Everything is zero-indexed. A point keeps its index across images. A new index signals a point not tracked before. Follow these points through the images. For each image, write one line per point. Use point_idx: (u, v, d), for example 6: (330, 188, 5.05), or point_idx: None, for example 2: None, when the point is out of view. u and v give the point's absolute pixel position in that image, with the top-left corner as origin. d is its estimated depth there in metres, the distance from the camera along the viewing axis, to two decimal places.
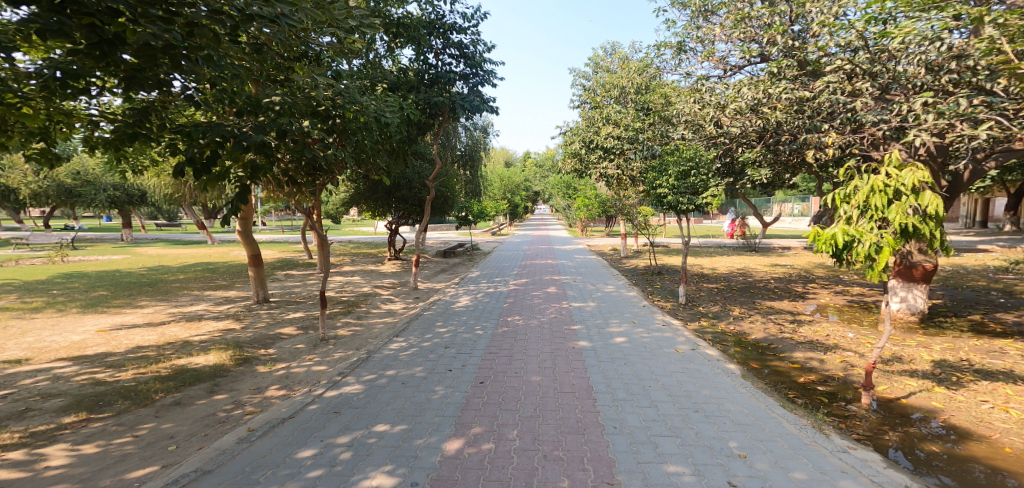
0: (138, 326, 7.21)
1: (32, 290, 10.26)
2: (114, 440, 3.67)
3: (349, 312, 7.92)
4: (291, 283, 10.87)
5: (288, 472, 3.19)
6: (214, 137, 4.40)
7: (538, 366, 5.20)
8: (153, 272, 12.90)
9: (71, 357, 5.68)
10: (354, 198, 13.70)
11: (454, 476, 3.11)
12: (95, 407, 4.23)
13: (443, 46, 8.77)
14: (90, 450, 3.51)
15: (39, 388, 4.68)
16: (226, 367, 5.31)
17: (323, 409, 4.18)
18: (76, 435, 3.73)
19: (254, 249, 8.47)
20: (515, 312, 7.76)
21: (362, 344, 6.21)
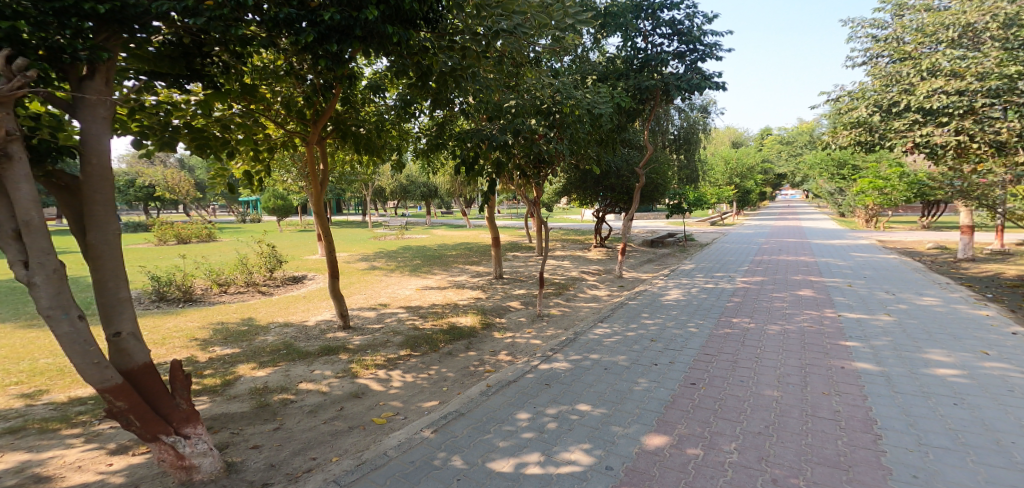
0: (433, 287, 9.48)
1: (384, 255, 14.60)
2: (420, 374, 4.91)
3: (560, 293, 8.57)
4: (517, 263, 12.36)
5: (509, 427, 3.67)
6: (477, 141, 5.37)
7: (775, 380, 4.48)
8: (438, 248, 16.57)
9: (406, 306, 7.88)
10: (565, 188, 14.60)
11: (650, 471, 3.05)
12: (415, 346, 5.73)
13: (653, 27, 8.31)
14: (408, 378, 4.79)
15: (393, 325, 6.67)
16: (477, 329, 6.47)
17: (538, 379, 4.66)
18: (404, 365, 5.15)
19: (497, 233, 9.85)
20: (773, 319, 6.59)
21: (569, 324, 6.66)
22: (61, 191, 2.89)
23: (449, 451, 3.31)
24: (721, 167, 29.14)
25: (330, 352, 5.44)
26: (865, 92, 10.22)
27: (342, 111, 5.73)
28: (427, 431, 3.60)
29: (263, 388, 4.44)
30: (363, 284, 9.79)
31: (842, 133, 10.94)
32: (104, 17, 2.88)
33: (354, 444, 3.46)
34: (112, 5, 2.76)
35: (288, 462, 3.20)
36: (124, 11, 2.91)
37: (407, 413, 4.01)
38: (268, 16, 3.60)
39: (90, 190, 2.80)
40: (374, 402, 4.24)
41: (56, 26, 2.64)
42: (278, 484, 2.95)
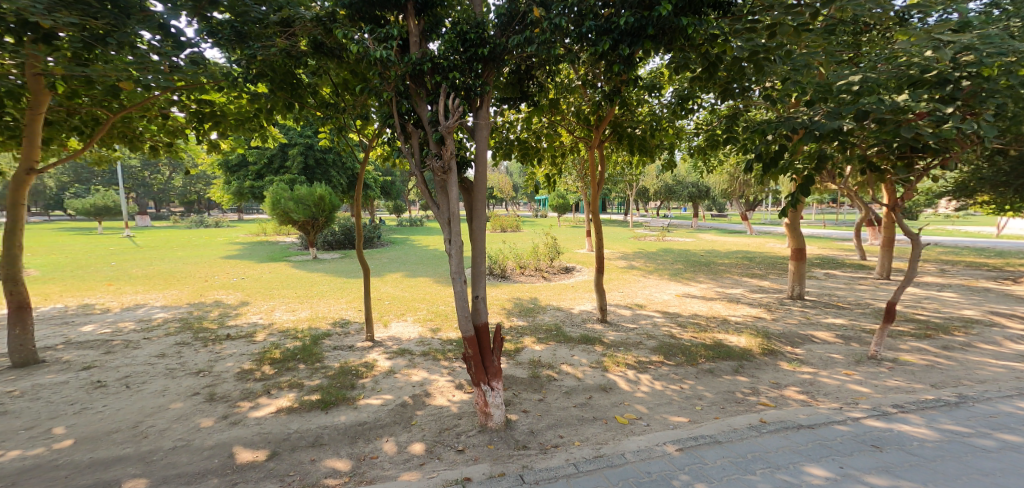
0: (696, 296, 8.76)
1: (646, 256, 14.37)
2: (670, 385, 4.65)
3: (925, 337, 6.23)
4: (833, 285, 9.93)
5: (788, 478, 3.04)
6: (782, 131, 4.29)
7: None
8: (708, 254, 15.18)
9: (663, 310, 7.59)
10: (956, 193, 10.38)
11: None
12: (669, 354, 5.46)
13: None
14: (658, 386, 4.60)
15: (647, 328, 6.52)
16: (753, 354, 5.58)
17: (855, 435, 3.60)
18: (655, 371, 4.97)
19: (799, 243, 8.34)
20: None
21: (941, 381, 4.76)
22: (467, 192, 4.19)
23: (694, 477, 3.02)
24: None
25: (587, 341, 5.77)
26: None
27: (618, 114, 5.90)
28: (673, 448, 3.38)
29: (537, 360, 5.09)
30: (620, 283, 9.94)
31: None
32: (487, 58, 3.86)
33: (597, 435, 3.57)
34: (489, 47, 3.72)
35: (543, 433, 3.57)
36: (492, 52, 3.85)
37: (650, 421, 3.86)
38: (573, 32, 3.98)
39: (478, 191, 3.94)
40: (620, 400, 4.27)
41: (468, 70, 3.74)
42: (532, 450, 3.32)
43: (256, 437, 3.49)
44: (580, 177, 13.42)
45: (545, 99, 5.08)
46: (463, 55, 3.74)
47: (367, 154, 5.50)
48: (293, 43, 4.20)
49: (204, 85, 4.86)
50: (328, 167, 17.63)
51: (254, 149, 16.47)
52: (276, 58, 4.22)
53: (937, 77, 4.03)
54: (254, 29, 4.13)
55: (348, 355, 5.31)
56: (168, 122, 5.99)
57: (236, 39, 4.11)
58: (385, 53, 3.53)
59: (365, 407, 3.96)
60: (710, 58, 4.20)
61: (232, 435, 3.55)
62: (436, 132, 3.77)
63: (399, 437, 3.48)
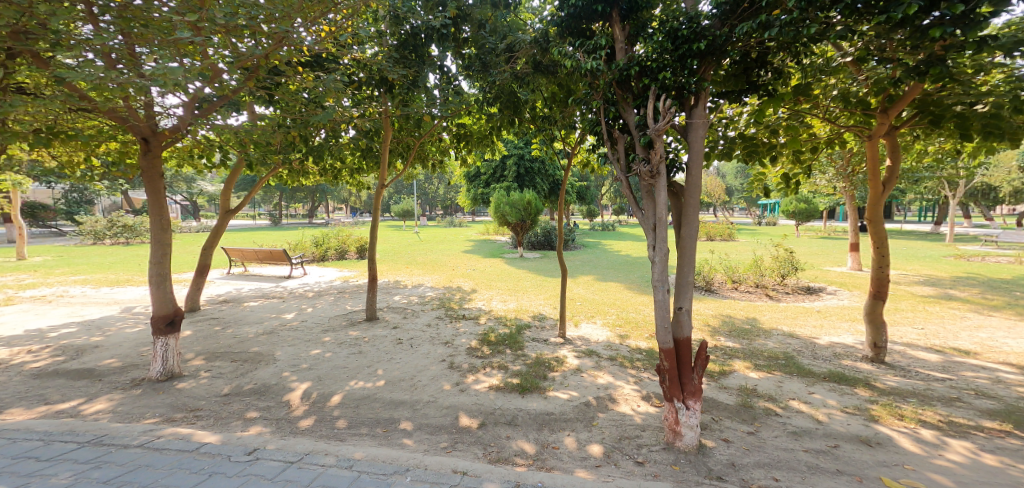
0: None
1: (995, 287, 10.16)
2: (1021, 465, 3.21)
3: None
4: None
5: None
6: None
7: None
8: None
9: (1019, 365, 5.33)
10: None
11: None
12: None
13: None
14: (990, 461, 3.28)
15: (977, 384, 4.71)
16: None
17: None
18: (987, 441, 3.56)
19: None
20: None
21: None
22: (674, 197, 4.00)
23: None
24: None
25: (838, 380, 4.69)
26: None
27: (938, 91, 4.27)
28: None
29: (750, 389, 4.43)
30: (924, 318, 7.54)
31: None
32: (704, 52, 3.58)
33: None
34: (708, 40, 3.44)
35: (748, 469, 3.10)
36: (712, 44, 3.55)
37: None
38: (831, 4, 3.28)
39: (689, 195, 3.70)
40: (897, 461, 3.29)
41: (680, 69, 3.54)
42: (731, 485, 2.94)
43: (472, 406, 4.13)
44: (841, 174, 10.94)
45: (787, 86, 4.42)
46: (675, 53, 3.55)
47: (570, 161, 5.78)
48: (520, 66, 4.75)
49: (461, 112, 5.86)
50: (534, 175, 19.35)
51: (484, 161, 19.40)
52: (506, 81, 4.86)
53: None
54: (495, 59, 4.84)
55: (542, 347, 5.75)
56: (438, 143, 7.55)
57: (480, 67, 5.00)
58: (594, 62, 3.70)
59: (552, 399, 4.22)
60: None
61: (459, 400, 4.29)
62: (644, 136, 3.71)
63: (579, 434, 3.58)
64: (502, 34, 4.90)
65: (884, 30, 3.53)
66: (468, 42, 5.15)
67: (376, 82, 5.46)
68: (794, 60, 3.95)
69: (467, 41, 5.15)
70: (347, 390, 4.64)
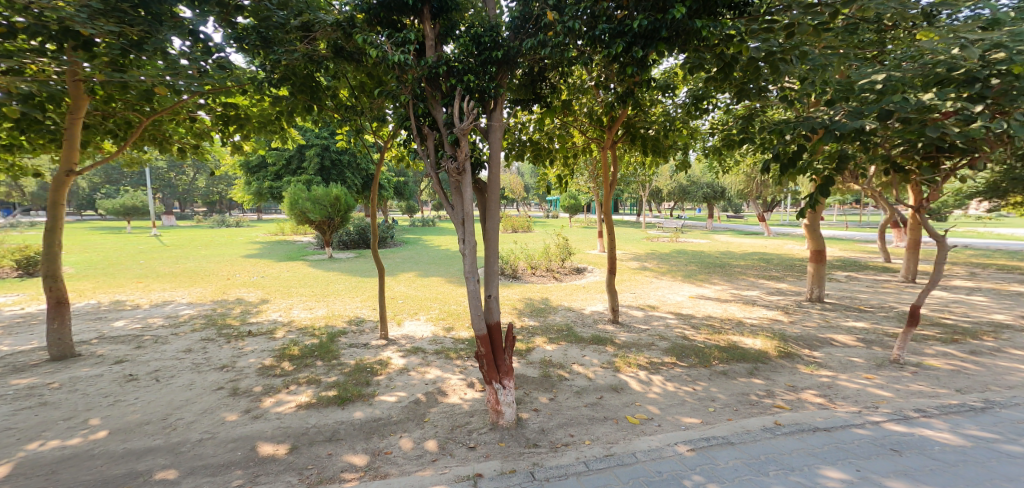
0: (710, 298, 8.70)
1: (652, 257, 14.27)
2: (682, 387, 4.65)
3: (947, 342, 5.97)
4: (859, 287, 9.86)
5: (802, 480, 3.03)
6: (801, 131, 4.15)
7: None
8: (723, 256, 15.12)
9: (677, 312, 7.56)
10: (977, 193, 9.79)
11: None
12: (681, 355, 5.46)
13: None
14: (670, 387, 4.61)
15: (658, 329, 6.51)
16: (767, 356, 5.52)
17: (874, 439, 3.54)
18: (667, 372, 4.97)
19: (819, 245, 8.33)
20: None
21: (962, 385, 4.67)
22: (479, 193, 4.24)
23: (705, 477, 3.05)
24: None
25: (599, 342, 5.76)
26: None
27: (632, 115, 5.87)
28: (685, 448, 3.40)
29: (549, 360, 5.10)
30: (634, 284, 9.91)
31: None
32: (501, 60, 3.92)
33: (608, 434, 3.60)
34: (503, 49, 3.78)
35: (553, 431, 3.60)
36: (507, 56, 3.92)
37: (662, 422, 3.88)
38: (585, 34, 4.01)
39: (491, 191, 3.99)
40: (631, 400, 4.28)
41: (482, 72, 3.81)
42: (543, 448, 3.36)
43: (276, 432, 3.57)
44: (593, 177, 13.34)
45: (558, 100, 5.10)
46: (478, 58, 3.81)
47: (384, 155, 5.54)
48: (314, 47, 4.24)
49: (230, 89, 4.99)
50: (343, 169, 17.76)
51: (273, 150, 16.66)
52: (299, 62, 4.25)
53: (964, 75, 3.73)
54: (278, 35, 4.18)
55: (363, 352, 5.38)
56: (195, 125, 6.15)
57: (261, 44, 4.18)
58: (403, 56, 3.59)
59: (380, 404, 4.02)
60: (725, 59, 4.08)
61: (255, 428, 3.66)
62: (451, 133, 3.84)
63: (413, 433, 3.53)
64: (296, 11, 4.35)
65: (605, 62, 4.57)
66: (246, 12, 4.25)
67: (48, 35, 3.93)
68: (563, 79, 4.71)
69: (242, 9, 4.25)
70: (19, 456, 3.34)
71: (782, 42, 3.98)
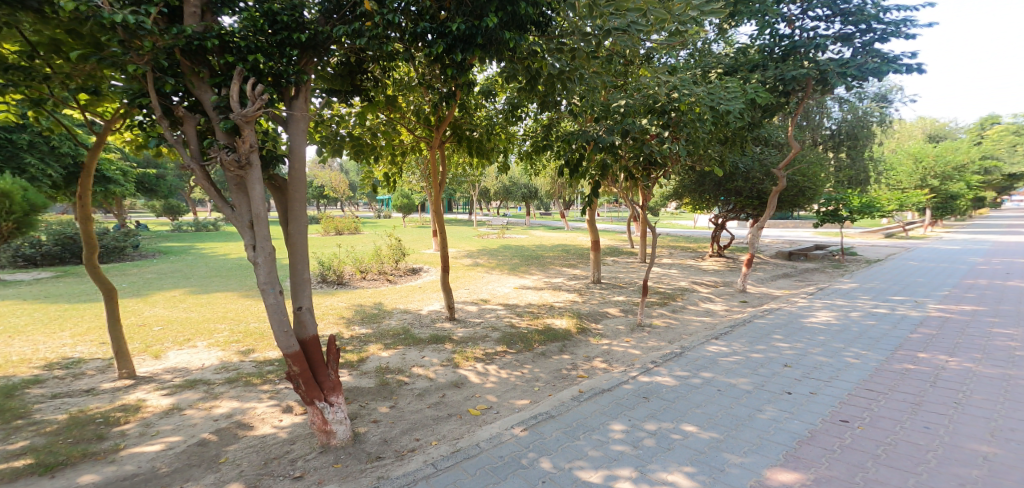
0: (531, 287, 9.61)
1: (472, 253, 15.02)
2: (514, 371, 5.02)
3: (664, 303, 7.97)
4: (625, 267, 12.23)
5: (598, 438, 3.58)
6: (580, 142, 5.29)
7: (974, 433, 3.54)
8: (540, 248, 16.87)
9: (506, 303, 8.05)
10: (678, 192, 13.40)
11: (832, 467, 3.10)
12: (511, 343, 5.86)
13: (800, 11, 7.15)
14: (504, 375, 4.92)
15: (491, 320, 6.90)
16: (571, 333, 6.38)
17: (634, 391, 4.43)
18: (501, 360, 5.30)
19: (597, 236, 10.01)
20: (985, 361, 5.12)
21: (674, 338, 6.21)
22: (278, 190, 3.72)
23: (538, 452, 3.34)
24: (909, 161, 22.88)
25: (436, 341, 5.77)
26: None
27: (458, 116, 5.99)
28: (519, 429, 3.68)
29: (386, 367, 4.85)
30: (467, 280, 10.21)
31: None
32: (303, 45, 3.52)
33: (453, 431, 3.64)
34: (309, 34, 3.41)
35: (397, 439, 3.46)
36: (315, 39, 3.53)
37: (500, 408, 4.12)
38: (408, 30, 3.94)
39: (293, 190, 3.49)
40: (472, 393, 4.42)
41: (279, 57, 3.36)
42: (387, 459, 3.20)
43: None
44: (425, 176, 13.11)
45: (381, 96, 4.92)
46: (272, 37, 3.34)
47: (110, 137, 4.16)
48: None
49: None
50: (19, 152, 11.79)
51: None
52: None
53: (659, 108, 5.38)
54: None
55: (86, 402, 4.11)
56: None
57: None
58: (135, 17, 2.71)
59: (131, 458, 3.18)
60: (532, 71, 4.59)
61: None
62: (227, 120, 3.12)
63: (204, 480, 2.94)
64: None
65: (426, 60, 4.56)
66: None
67: None
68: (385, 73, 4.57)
69: None
70: None
71: (569, 63, 4.66)
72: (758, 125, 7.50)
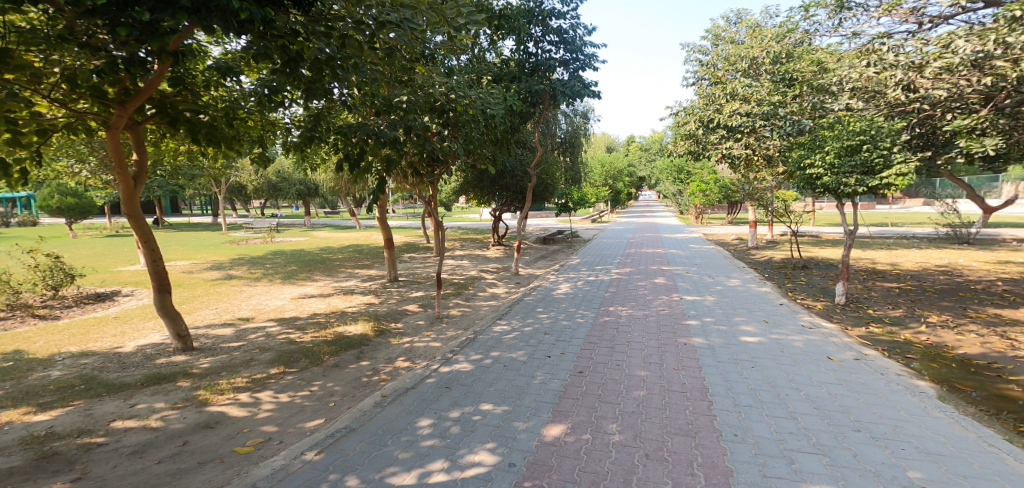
0: (315, 295, 8.81)
1: (245, 262, 13.09)
2: (298, 393, 4.53)
3: (459, 293, 8.39)
4: (418, 263, 12.36)
5: (407, 438, 3.54)
6: (360, 135, 5.02)
7: (642, 360, 4.90)
8: (323, 251, 15.57)
9: (277, 318, 7.16)
10: (464, 187, 14.17)
11: (572, 410, 3.84)
12: (290, 362, 5.27)
13: (542, 34, 8.37)
14: (283, 399, 4.39)
15: (258, 342, 5.99)
16: (369, 337, 6.16)
17: (437, 383, 4.54)
18: (277, 384, 4.70)
19: (389, 233, 9.76)
20: (633, 305, 7.21)
21: (470, 324, 6.62)
22: None
23: (341, 472, 3.12)
24: (597, 168, 31.73)
25: (157, 381, 4.69)
26: (696, 108, 12.01)
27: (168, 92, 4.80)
28: (312, 454, 3.36)
29: (47, 435, 3.63)
30: (216, 297, 8.60)
31: (681, 143, 13.24)
32: None
33: (212, 480, 3.07)
34: None
35: None
36: None
37: (283, 437, 3.69)
38: None
39: None
40: (236, 430, 3.81)
41: None
42: None
43: None
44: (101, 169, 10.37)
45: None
46: None
47: None
48: None
49: None
50: None
51: None
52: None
53: (439, 107, 5.62)
54: None
55: None
56: None
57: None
58: None
59: None
60: (291, 54, 4.07)
61: None
62: None
63: None
64: None
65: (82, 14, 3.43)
66: None
67: None
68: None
69: None
70: None
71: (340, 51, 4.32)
72: (518, 130, 8.53)
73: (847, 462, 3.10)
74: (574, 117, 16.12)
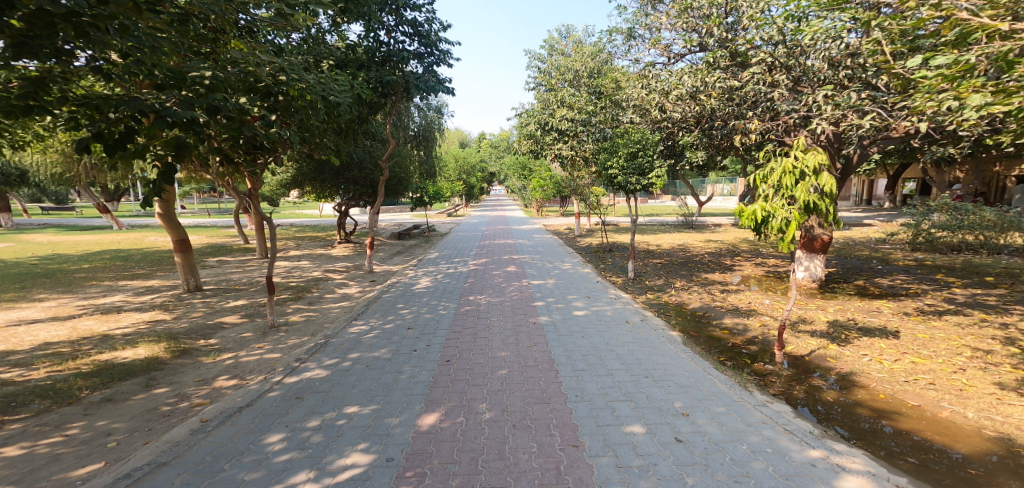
0: (41, 320, 6.63)
1: None
2: (40, 441, 3.45)
3: (300, 297, 7.52)
4: (230, 267, 10.55)
5: (253, 458, 3.10)
6: (126, 110, 3.89)
7: (502, 343, 5.23)
8: (47, 262, 11.67)
9: None
10: (296, 179, 12.62)
11: (446, 397, 3.91)
12: (9, 409, 3.92)
13: (395, 24, 8.00)
14: (15, 453, 3.30)
15: None
16: (161, 360, 5.05)
17: (285, 395, 4.05)
18: None
19: (180, 235, 8.09)
20: (483, 293, 7.55)
21: (317, 329, 6.01)
22: None
23: None
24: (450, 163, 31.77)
25: None
26: (535, 112, 13.10)
27: None
28: None
29: None
30: None
31: (523, 141, 14.40)
32: None
33: None
34: None
35: None
36: None
37: None
38: None
39: None
40: None
41: None
42: None
43: None
44: None
45: None
46: None
47: None
48: None
49: None
50: None
51: None
52: None
53: (264, 88, 4.91)
54: None
55: None
56: None
57: None
58: None
59: None
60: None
61: None
62: None
63: None
64: None
65: None
66: None
67: None
68: None
69: None
70: None
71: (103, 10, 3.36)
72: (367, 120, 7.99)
73: (644, 403, 3.89)
74: (427, 110, 15.53)
